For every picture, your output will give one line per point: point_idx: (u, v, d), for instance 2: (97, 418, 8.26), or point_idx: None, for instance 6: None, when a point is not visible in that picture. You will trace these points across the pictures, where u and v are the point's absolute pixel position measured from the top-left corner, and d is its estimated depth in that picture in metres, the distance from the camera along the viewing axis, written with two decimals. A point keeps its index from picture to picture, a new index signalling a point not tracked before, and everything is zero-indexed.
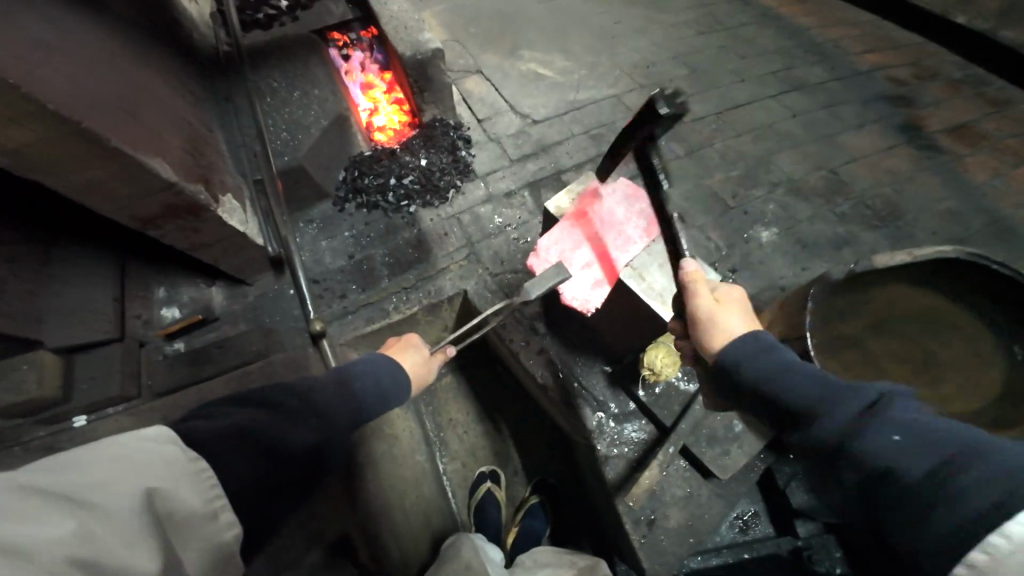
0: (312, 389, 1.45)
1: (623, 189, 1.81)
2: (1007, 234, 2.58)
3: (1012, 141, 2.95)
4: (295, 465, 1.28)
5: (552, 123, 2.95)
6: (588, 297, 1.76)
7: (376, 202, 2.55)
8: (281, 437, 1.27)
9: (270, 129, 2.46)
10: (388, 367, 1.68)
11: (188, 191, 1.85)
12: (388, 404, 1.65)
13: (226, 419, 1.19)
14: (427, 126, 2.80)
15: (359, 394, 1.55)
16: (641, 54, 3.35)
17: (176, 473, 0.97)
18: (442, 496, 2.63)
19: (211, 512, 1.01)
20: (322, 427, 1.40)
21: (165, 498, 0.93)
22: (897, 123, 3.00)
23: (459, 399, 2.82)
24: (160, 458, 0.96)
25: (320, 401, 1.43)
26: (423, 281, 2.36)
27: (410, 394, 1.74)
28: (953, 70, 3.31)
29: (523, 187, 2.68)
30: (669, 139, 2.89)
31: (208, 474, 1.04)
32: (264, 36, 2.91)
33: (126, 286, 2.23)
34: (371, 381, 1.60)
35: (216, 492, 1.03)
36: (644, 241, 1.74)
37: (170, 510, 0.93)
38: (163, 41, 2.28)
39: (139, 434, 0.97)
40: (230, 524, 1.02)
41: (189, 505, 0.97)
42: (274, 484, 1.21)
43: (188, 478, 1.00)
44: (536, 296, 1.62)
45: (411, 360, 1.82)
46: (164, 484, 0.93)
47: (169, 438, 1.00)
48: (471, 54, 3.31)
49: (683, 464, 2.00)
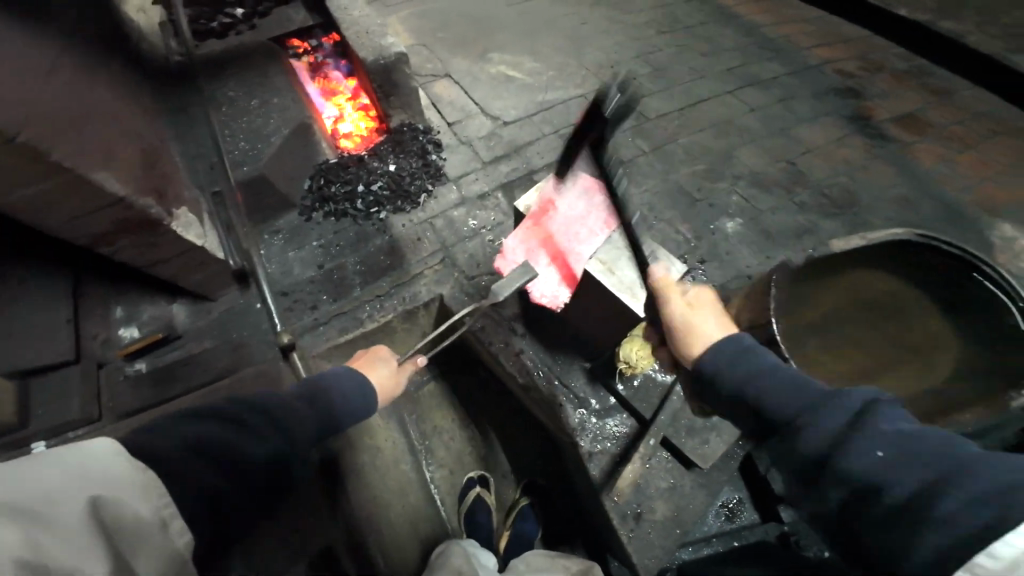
0: (280, 402, 1.51)
1: (582, 181, 1.76)
2: (955, 216, 2.74)
3: (954, 128, 3.14)
4: (256, 475, 1.32)
5: (523, 124, 2.97)
6: (554, 293, 1.80)
7: (344, 210, 2.49)
8: (240, 448, 1.30)
9: (229, 140, 2.40)
10: (353, 380, 1.68)
11: (139, 205, 1.77)
12: (354, 413, 1.67)
13: (191, 429, 1.25)
14: (395, 130, 2.75)
15: (319, 403, 1.59)
16: (608, 54, 3.42)
17: (121, 482, 0.97)
18: (428, 500, 2.55)
19: (162, 522, 1.01)
20: (283, 438, 1.43)
21: (112, 507, 0.94)
22: (849, 114, 3.16)
23: (444, 404, 2.76)
24: (104, 467, 0.96)
25: (282, 413, 1.48)
26: (398, 288, 2.32)
27: (378, 405, 1.75)
28: (897, 63, 3.51)
29: (496, 189, 2.68)
30: (637, 137, 2.96)
31: (155, 486, 1.04)
32: (220, 43, 2.80)
33: (81, 306, 2.11)
34: (336, 393, 1.63)
35: (169, 503, 1.04)
36: (606, 233, 1.73)
37: (118, 517, 0.94)
38: (111, 51, 2.19)
39: (84, 447, 0.96)
40: (181, 532, 1.03)
41: (133, 514, 0.97)
42: (236, 494, 1.25)
43: (138, 487, 1.00)
44: (504, 299, 1.63)
45: (379, 374, 1.80)
46: (109, 493, 0.94)
47: (113, 447, 0.99)
48: (439, 59, 3.30)
49: (666, 456, 2.01)
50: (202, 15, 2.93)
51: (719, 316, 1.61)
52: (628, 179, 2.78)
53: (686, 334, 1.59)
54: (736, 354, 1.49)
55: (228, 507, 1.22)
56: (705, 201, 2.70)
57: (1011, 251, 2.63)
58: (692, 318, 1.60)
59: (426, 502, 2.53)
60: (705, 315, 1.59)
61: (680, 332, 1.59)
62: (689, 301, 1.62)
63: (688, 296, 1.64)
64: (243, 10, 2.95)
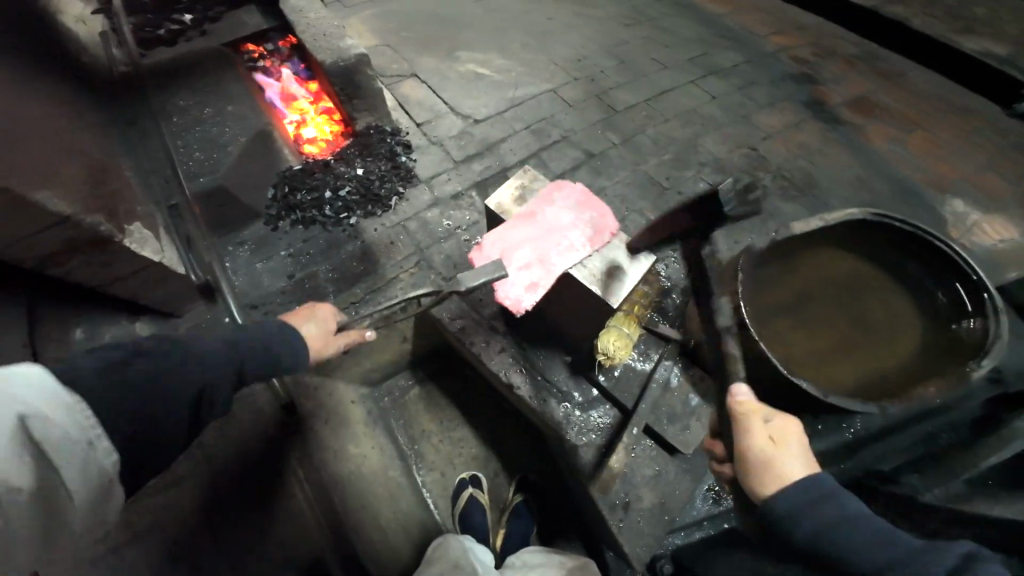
0: (195, 346, 1.30)
1: (575, 197, 1.85)
2: (909, 194, 2.88)
3: (904, 109, 3.30)
4: (177, 409, 1.22)
5: (494, 121, 2.96)
6: (520, 297, 1.69)
7: (313, 217, 2.42)
8: (161, 380, 1.20)
9: (182, 152, 2.37)
10: (284, 329, 1.53)
11: (87, 223, 1.67)
12: (288, 364, 1.51)
13: (100, 360, 1.14)
14: (362, 134, 2.70)
15: (245, 349, 1.39)
16: (574, 49, 3.43)
17: (41, 403, 0.97)
18: (423, 506, 2.40)
19: (88, 440, 1.04)
20: (209, 373, 1.30)
21: (40, 422, 0.96)
22: (805, 99, 3.28)
23: (431, 408, 2.59)
24: (33, 387, 0.97)
25: (199, 359, 1.29)
26: (373, 295, 2.28)
27: (310, 358, 1.59)
28: (847, 48, 3.65)
29: (469, 188, 2.66)
30: (605, 129, 2.98)
31: (81, 406, 1.04)
32: (169, 51, 2.79)
33: (37, 329, 1.99)
34: (263, 342, 1.45)
35: (97, 424, 1.06)
36: (587, 250, 1.74)
37: (42, 434, 0.97)
38: (47, 62, 2.07)
39: (11, 371, 0.96)
40: (109, 452, 1.07)
41: (63, 429, 1.00)
42: (162, 421, 1.19)
43: (60, 407, 1.00)
44: (467, 287, 1.61)
45: (308, 331, 1.64)
46: (29, 411, 0.95)
47: (40, 372, 1.00)
48: (404, 59, 3.24)
49: (650, 444, 2.07)
50: (148, 22, 2.85)
51: (803, 454, 1.45)
52: (599, 172, 2.81)
53: (754, 471, 1.45)
54: (808, 502, 1.36)
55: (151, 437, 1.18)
56: (675, 189, 2.75)
57: (962, 225, 2.78)
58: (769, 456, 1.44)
59: (419, 506, 2.39)
60: (791, 455, 1.43)
61: (756, 472, 1.44)
62: (774, 437, 1.46)
63: (767, 427, 1.48)
64: (193, 16, 2.90)
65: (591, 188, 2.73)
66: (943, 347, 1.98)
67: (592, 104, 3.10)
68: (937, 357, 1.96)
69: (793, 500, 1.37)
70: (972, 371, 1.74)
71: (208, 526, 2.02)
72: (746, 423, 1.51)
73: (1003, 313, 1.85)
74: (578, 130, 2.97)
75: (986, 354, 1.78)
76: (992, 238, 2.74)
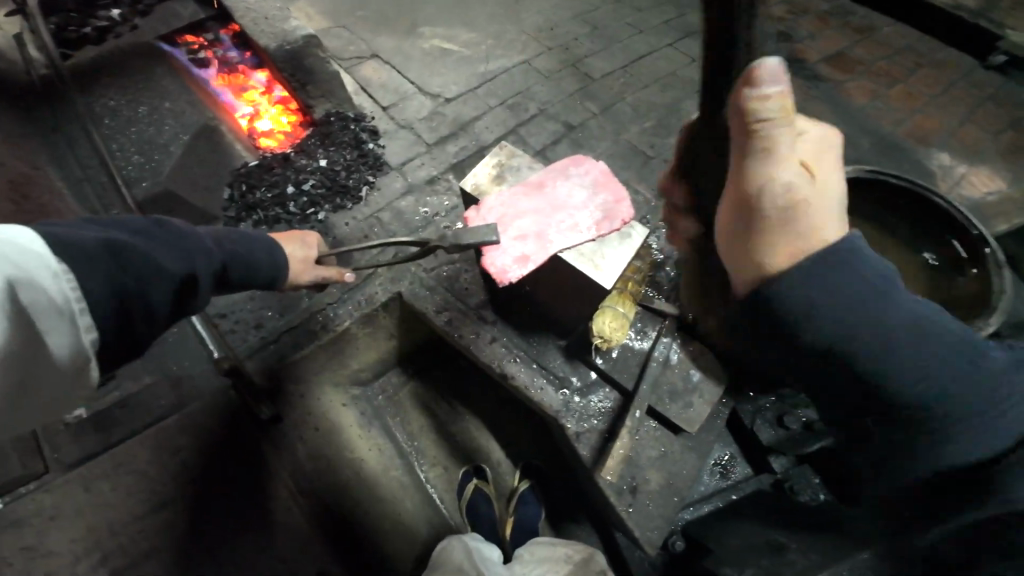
0: (192, 234, 1.22)
1: (595, 174, 1.71)
2: (895, 149, 2.83)
3: (882, 63, 3.22)
4: (164, 291, 1.10)
5: (465, 99, 2.77)
6: (507, 266, 1.58)
7: (276, 216, 2.24)
8: (152, 257, 1.08)
9: (118, 156, 2.18)
10: (264, 241, 1.49)
11: None
12: (268, 275, 1.48)
13: (91, 231, 1.01)
14: (322, 122, 2.48)
15: (233, 252, 1.36)
16: (543, 17, 3.23)
17: (28, 267, 0.88)
18: (429, 504, 2.33)
19: (69, 312, 0.94)
20: (199, 261, 1.20)
21: (27, 288, 0.88)
22: (784, 58, 3.17)
23: (426, 404, 2.48)
24: (26, 252, 0.89)
25: (194, 247, 1.20)
26: (350, 293, 2.22)
27: (287, 277, 1.57)
28: (821, 4, 3.53)
29: (445, 171, 2.49)
30: (583, 100, 2.83)
31: (69, 276, 0.94)
32: (96, 50, 2.48)
33: None
34: (243, 249, 1.41)
35: (82, 296, 0.96)
36: (590, 233, 1.61)
37: (24, 299, 0.88)
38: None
39: (4, 232, 0.87)
40: (88, 330, 0.98)
41: (50, 298, 0.91)
42: (152, 300, 1.08)
43: (47, 273, 0.91)
44: (454, 245, 1.48)
45: (292, 251, 1.67)
46: (18, 274, 0.87)
47: (37, 237, 0.91)
48: (362, 39, 3.00)
49: (653, 425, 2.00)
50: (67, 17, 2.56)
51: (829, 201, 1.18)
52: (581, 146, 2.67)
53: (768, 219, 1.16)
54: (830, 266, 1.13)
55: (140, 313, 1.06)
56: (659, 158, 2.64)
57: (950, 178, 2.76)
58: (789, 195, 1.14)
59: (425, 506, 2.31)
60: (811, 206, 1.16)
61: (774, 227, 1.16)
62: (803, 165, 1.16)
63: (797, 156, 1.16)
64: (120, 11, 2.59)
65: None
66: (944, 306, 1.88)
67: (567, 74, 2.93)
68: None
69: (823, 273, 1.12)
70: (979, 330, 1.65)
71: (197, 552, 1.88)
72: (773, 146, 1.12)
73: (1006, 267, 1.75)
74: (555, 103, 2.81)
75: (993, 310, 1.68)
76: (981, 190, 2.73)
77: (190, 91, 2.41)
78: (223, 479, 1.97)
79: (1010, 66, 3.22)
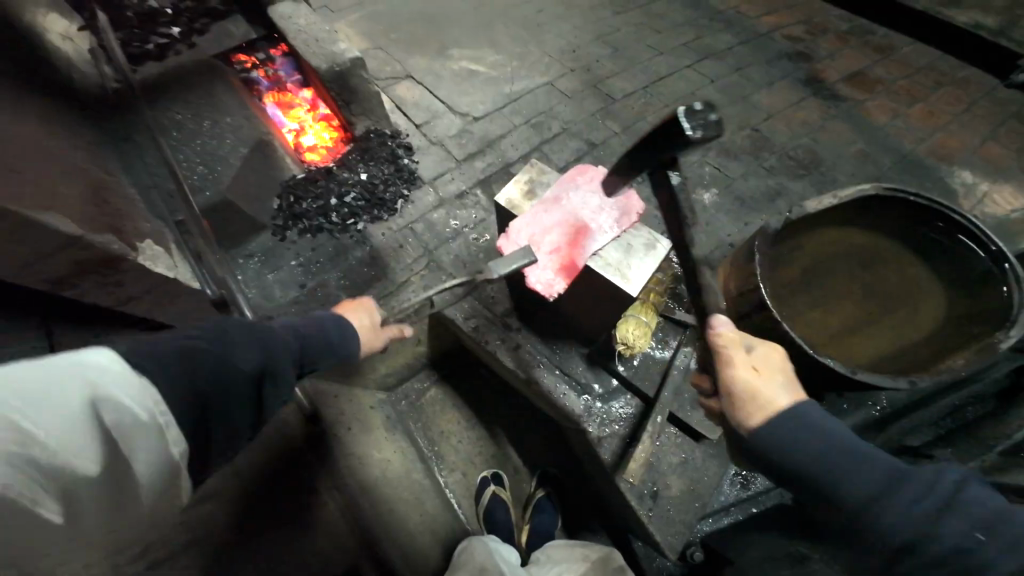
0: (262, 327, 1.27)
1: (599, 178, 1.85)
2: (915, 166, 2.86)
3: (902, 82, 3.26)
4: (239, 391, 1.14)
5: (493, 117, 2.93)
6: (551, 280, 1.70)
7: (319, 225, 2.43)
8: (226, 360, 1.12)
9: (184, 165, 2.36)
10: (334, 320, 1.55)
11: (98, 243, 1.66)
12: (337, 355, 1.52)
13: (174, 340, 1.06)
14: (361, 138, 2.69)
15: (305, 335, 1.43)
16: (566, 39, 3.40)
17: (114, 389, 0.89)
18: (448, 509, 2.40)
19: (158, 429, 0.96)
20: (270, 354, 1.24)
21: (112, 408, 0.88)
22: (802, 78, 3.24)
23: (449, 408, 2.60)
24: (108, 372, 0.89)
25: (265, 342, 1.24)
26: (386, 299, 2.28)
27: (357, 349, 1.60)
28: (839, 24, 3.61)
29: (473, 186, 2.64)
30: (605, 119, 2.96)
31: (154, 393, 0.95)
32: (159, 66, 2.71)
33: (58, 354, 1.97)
34: (315, 330, 1.47)
35: (167, 410, 0.98)
36: (614, 231, 1.74)
37: (110, 421, 0.88)
38: (30, 82, 2.01)
39: (83, 357, 0.87)
40: (177, 441, 1.00)
41: (134, 416, 0.91)
42: (229, 401, 1.12)
43: (131, 392, 0.92)
44: (500, 274, 1.60)
45: (361, 321, 1.70)
46: (105, 399, 0.88)
47: (110, 355, 0.91)
48: (397, 60, 3.21)
49: (674, 431, 2.05)
50: (133, 37, 2.76)
51: (790, 383, 1.35)
52: (602, 162, 2.78)
53: (747, 401, 1.34)
54: (802, 429, 1.27)
55: (219, 415, 1.10)
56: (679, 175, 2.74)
57: (973, 196, 2.77)
58: (754, 380, 1.35)
59: (443, 510, 2.38)
60: (775, 381, 1.34)
61: (744, 400, 1.35)
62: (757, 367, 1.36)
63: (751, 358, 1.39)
64: (180, 29, 2.84)
65: None
66: (969, 316, 1.88)
67: (589, 94, 3.08)
68: (962, 326, 1.87)
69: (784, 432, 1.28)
70: (1001, 341, 1.67)
71: (235, 540, 1.99)
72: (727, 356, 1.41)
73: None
74: (578, 121, 2.95)
75: (1014, 324, 1.69)
76: (1004, 208, 2.72)
77: (247, 107, 2.56)
78: (264, 471, 2.11)
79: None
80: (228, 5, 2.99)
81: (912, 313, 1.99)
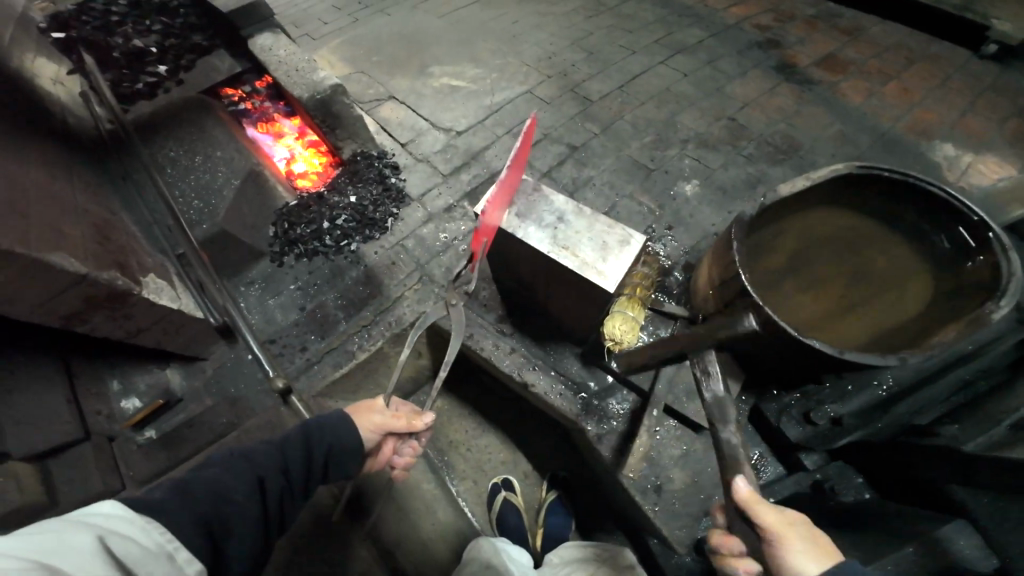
0: (247, 447, 1.39)
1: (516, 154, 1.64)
2: (896, 144, 2.86)
3: (873, 62, 3.28)
4: (239, 502, 1.24)
5: (475, 130, 3.02)
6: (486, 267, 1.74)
7: (314, 249, 2.51)
8: (218, 478, 1.24)
9: (180, 200, 2.48)
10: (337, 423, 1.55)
11: (103, 279, 1.75)
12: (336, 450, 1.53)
13: (169, 480, 1.19)
14: (349, 162, 2.79)
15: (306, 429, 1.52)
16: (541, 48, 3.48)
17: (121, 526, 0.98)
18: (462, 516, 2.43)
19: (167, 553, 1.03)
20: (260, 461, 1.35)
21: (119, 541, 0.95)
22: (775, 65, 3.28)
23: (452, 417, 2.67)
24: (110, 516, 0.98)
25: (253, 457, 1.35)
26: (382, 315, 2.34)
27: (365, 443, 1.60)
28: (808, 9, 3.64)
29: (460, 199, 2.72)
30: (584, 121, 3.02)
31: (155, 524, 1.05)
32: (150, 104, 2.77)
33: (78, 387, 2.04)
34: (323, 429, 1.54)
35: (172, 536, 1.06)
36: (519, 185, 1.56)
37: (124, 552, 0.95)
38: (29, 131, 2.11)
39: (88, 508, 0.98)
40: (189, 560, 1.06)
41: (143, 547, 0.99)
42: (235, 514, 1.22)
43: (136, 527, 1.01)
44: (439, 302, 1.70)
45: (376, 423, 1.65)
46: (116, 533, 0.96)
47: (108, 503, 1.01)
48: (379, 83, 3.32)
49: (674, 424, 2.07)
50: (124, 77, 2.86)
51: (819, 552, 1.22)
52: (584, 163, 2.83)
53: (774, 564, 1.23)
54: None
55: (229, 528, 1.19)
56: (661, 169, 2.78)
57: (957, 168, 2.76)
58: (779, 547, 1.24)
59: (460, 517, 2.41)
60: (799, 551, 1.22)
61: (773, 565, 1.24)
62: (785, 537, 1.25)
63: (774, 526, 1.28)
64: (166, 67, 2.91)
65: (578, 180, 2.76)
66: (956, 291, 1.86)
67: (567, 99, 3.14)
68: (948, 302, 1.86)
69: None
70: (991, 312, 1.61)
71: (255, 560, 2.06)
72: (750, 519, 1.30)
73: (1013, 249, 1.72)
74: (557, 126, 3.01)
75: (1005, 292, 1.65)
76: (991, 177, 2.72)
77: (237, 139, 2.67)
78: None
79: (1001, 56, 3.24)
80: (211, 40, 3.06)
81: (899, 294, 1.99)
